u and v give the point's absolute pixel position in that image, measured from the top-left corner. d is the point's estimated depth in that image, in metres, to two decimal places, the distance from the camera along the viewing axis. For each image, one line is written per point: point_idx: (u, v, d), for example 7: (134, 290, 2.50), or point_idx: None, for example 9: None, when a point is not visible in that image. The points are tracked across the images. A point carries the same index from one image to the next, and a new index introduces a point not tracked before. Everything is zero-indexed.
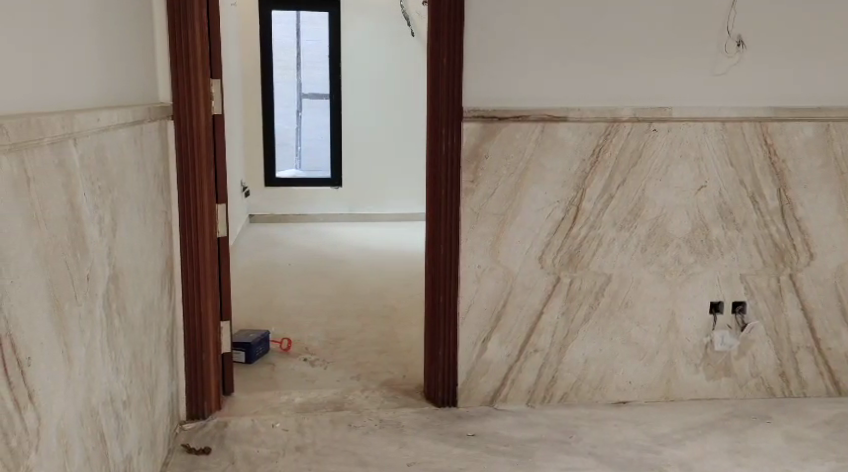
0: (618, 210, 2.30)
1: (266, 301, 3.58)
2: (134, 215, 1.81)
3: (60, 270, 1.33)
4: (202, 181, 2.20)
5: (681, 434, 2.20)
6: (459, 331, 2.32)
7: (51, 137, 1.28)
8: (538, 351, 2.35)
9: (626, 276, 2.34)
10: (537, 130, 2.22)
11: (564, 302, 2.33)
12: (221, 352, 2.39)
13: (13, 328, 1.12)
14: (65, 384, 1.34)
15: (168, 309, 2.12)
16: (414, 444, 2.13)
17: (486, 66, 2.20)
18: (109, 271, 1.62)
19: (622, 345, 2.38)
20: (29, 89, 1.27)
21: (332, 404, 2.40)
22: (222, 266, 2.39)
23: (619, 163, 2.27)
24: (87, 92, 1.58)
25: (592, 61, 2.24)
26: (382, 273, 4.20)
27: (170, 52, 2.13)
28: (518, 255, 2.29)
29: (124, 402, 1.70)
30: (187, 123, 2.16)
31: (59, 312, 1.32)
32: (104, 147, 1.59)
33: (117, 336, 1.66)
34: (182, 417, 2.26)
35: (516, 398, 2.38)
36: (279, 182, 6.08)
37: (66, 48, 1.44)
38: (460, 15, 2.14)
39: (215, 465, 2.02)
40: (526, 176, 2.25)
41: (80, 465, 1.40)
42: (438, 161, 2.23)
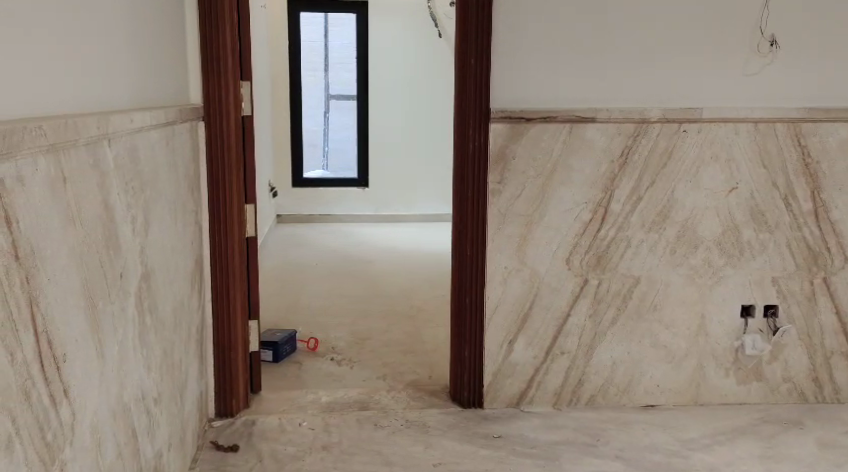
0: (646, 212, 2.28)
1: (293, 301, 3.61)
2: (166, 215, 1.84)
3: (95, 268, 1.36)
4: (232, 182, 2.23)
5: (710, 439, 2.17)
6: (485, 333, 2.31)
7: (87, 138, 1.31)
8: (565, 353, 2.34)
9: (655, 278, 2.32)
10: (565, 131, 2.21)
11: (591, 304, 2.32)
12: (249, 351, 2.42)
13: (49, 325, 1.15)
14: (99, 380, 1.37)
15: (198, 308, 2.15)
16: (440, 445, 2.13)
17: (514, 67, 2.19)
18: (142, 270, 1.64)
19: (650, 348, 2.35)
20: (64, 93, 1.30)
21: (358, 404, 2.41)
22: (250, 266, 2.41)
23: (648, 164, 2.25)
24: (120, 93, 1.61)
25: (622, 62, 2.23)
26: (408, 273, 4.22)
27: (201, 54, 2.16)
28: (544, 257, 2.28)
29: (155, 400, 1.73)
30: (216, 124, 2.18)
31: (93, 310, 1.35)
32: (137, 147, 1.62)
33: (149, 334, 1.69)
34: (211, 415, 2.30)
35: (542, 400, 2.37)
36: (306, 183, 6.13)
37: (100, 52, 1.47)
38: (488, 17, 2.14)
39: (243, 463, 2.04)
40: (553, 177, 2.24)
41: (112, 460, 1.43)
42: (464, 163, 2.23)
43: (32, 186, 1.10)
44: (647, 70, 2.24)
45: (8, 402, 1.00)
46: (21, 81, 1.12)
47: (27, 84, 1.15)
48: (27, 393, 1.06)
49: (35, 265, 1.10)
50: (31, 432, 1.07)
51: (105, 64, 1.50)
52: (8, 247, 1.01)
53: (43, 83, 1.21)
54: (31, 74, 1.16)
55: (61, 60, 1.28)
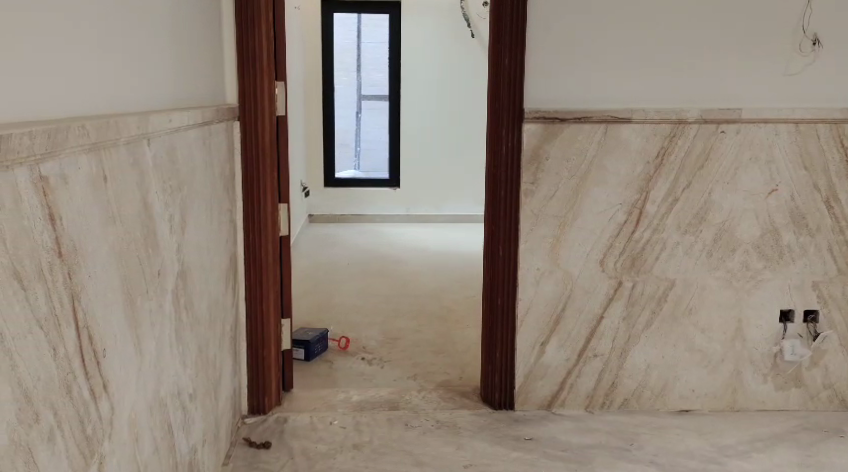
0: (683, 214, 2.24)
1: (324, 300, 3.64)
2: (202, 213, 1.86)
3: (133, 265, 1.38)
4: (265, 181, 2.25)
5: (747, 446, 2.13)
6: (516, 334, 2.30)
7: (127, 137, 1.33)
8: (598, 355, 2.32)
9: (691, 281, 2.28)
10: (600, 131, 2.19)
11: (626, 306, 2.29)
12: (282, 349, 2.44)
13: (90, 319, 1.17)
14: (136, 377, 1.39)
15: (232, 305, 2.18)
16: (471, 446, 2.13)
17: (549, 67, 2.18)
18: (178, 267, 1.67)
19: (685, 352, 2.32)
20: (107, 94, 1.33)
21: (389, 403, 2.42)
22: (284, 265, 2.43)
23: (685, 165, 2.22)
24: (160, 92, 1.63)
25: (659, 62, 2.20)
26: (438, 274, 4.22)
27: (237, 53, 2.19)
28: (578, 258, 2.26)
29: (191, 396, 1.75)
30: (252, 123, 2.21)
31: (132, 307, 1.37)
32: (175, 147, 1.64)
33: (185, 331, 1.72)
34: (244, 412, 2.32)
35: (575, 403, 2.35)
36: (338, 183, 6.18)
37: (141, 53, 1.50)
38: (522, 16, 2.13)
39: (275, 460, 2.06)
40: (588, 178, 2.22)
41: (148, 454, 1.45)
42: (497, 163, 2.22)
43: (75, 186, 1.12)
44: (685, 68, 2.20)
45: (51, 396, 1.03)
46: (66, 83, 1.15)
47: (71, 85, 1.18)
48: (69, 387, 1.09)
49: (77, 262, 1.12)
50: (72, 425, 1.09)
51: (145, 64, 1.53)
52: (53, 245, 1.04)
53: (86, 84, 1.24)
54: (75, 74, 1.19)
55: (104, 60, 1.31)
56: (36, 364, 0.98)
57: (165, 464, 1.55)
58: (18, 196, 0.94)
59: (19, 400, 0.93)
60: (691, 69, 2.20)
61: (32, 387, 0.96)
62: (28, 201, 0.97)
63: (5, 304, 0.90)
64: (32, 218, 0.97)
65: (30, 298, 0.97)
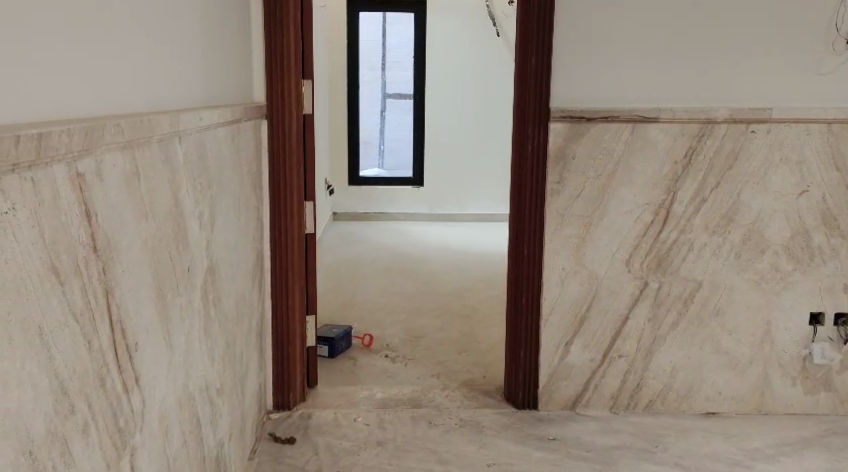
0: (710, 215, 2.22)
1: (348, 297, 3.66)
2: (230, 210, 1.88)
3: (165, 261, 1.40)
4: (292, 179, 2.27)
5: (774, 450, 2.10)
6: (540, 334, 2.29)
7: (160, 135, 1.35)
8: (623, 356, 2.30)
9: (718, 282, 2.26)
10: (627, 130, 2.18)
11: (651, 307, 2.28)
12: (306, 346, 2.46)
13: (123, 314, 1.19)
14: (166, 370, 1.41)
15: (258, 302, 2.20)
16: (494, 445, 2.13)
17: (576, 67, 2.17)
18: (207, 263, 1.69)
19: (711, 354, 2.29)
20: (141, 92, 1.35)
21: (412, 401, 2.43)
22: (309, 262, 2.45)
23: (713, 166, 2.20)
24: (191, 92, 1.65)
25: (688, 62, 2.18)
26: (462, 273, 4.22)
27: (266, 53, 2.21)
28: (604, 258, 2.25)
29: (218, 391, 1.78)
30: (279, 122, 2.23)
31: (162, 302, 1.39)
32: (206, 145, 1.67)
33: (213, 326, 1.74)
34: (269, 407, 2.35)
35: (599, 403, 2.34)
36: (361, 181, 6.19)
37: (174, 53, 1.52)
38: (549, 15, 2.12)
39: (300, 455, 2.08)
40: (614, 177, 2.21)
41: (177, 448, 1.47)
42: (523, 162, 2.22)
43: (111, 183, 1.14)
44: (714, 68, 2.18)
45: (85, 387, 1.05)
46: (103, 82, 1.18)
47: (108, 84, 1.20)
48: (102, 380, 1.11)
49: (112, 258, 1.14)
50: (105, 418, 1.11)
51: (177, 63, 1.55)
52: (88, 240, 1.06)
53: (122, 83, 1.26)
54: (111, 73, 1.21)
55: (138, 59, 1.33)
56: (71, 357, 1.00)
57: (193, 457, 1.58)
58: (56, 193, 0.96)
59: (55, 392, 0.95)
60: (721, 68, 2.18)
61: (67, 378, 0.98)
62: (65, 199, 0.98)
63: (43, 297, 0.92)
64: (68, 213, 0.99)
65: (67, 291, 0.99)
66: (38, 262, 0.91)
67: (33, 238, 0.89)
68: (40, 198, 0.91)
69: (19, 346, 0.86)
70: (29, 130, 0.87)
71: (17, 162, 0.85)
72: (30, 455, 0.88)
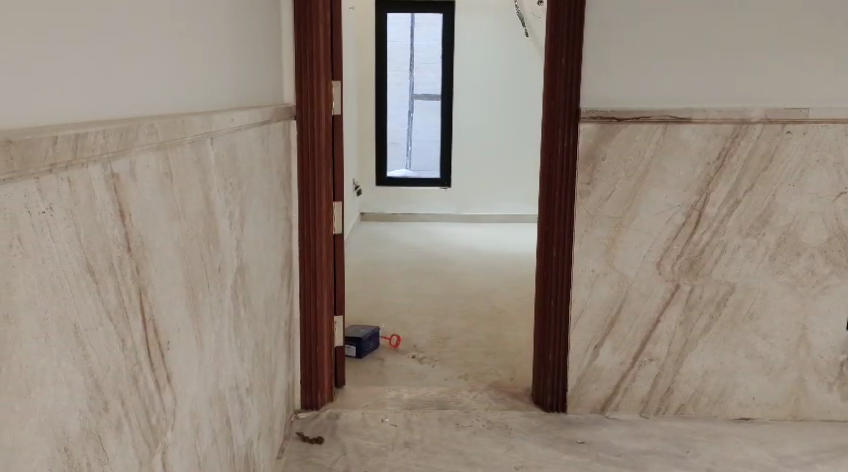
0: (744, 217, 2.18)
1: (375, 298, 3.68)
2: (260, 211, 1.90)
3: (196, 261, 1.42)
4: (321, 179, 2.28)
5: (811, 457, 2.06)
6: (569, 336, 2.28)
7: (192, 136, 1.37)
8: (653, 360, 2.27)
9: (752, 286, 2.21)
10: (659, 131, 2.15)
11: (683, 311, 2.24)
12: (334, 346, 2.47)
13: (155, 313, 1.20)
14: (197, 368, 1.43)
15: (287, 302, 2.21)
16: (522, 448, 2.11)
17: (606, 67, 2.15)
18: (237, 264, 1.70)
19: (744, 359, 2.25)
20: (175, 93, 1.37)
21: (440, 403, 2.42)
22: (337, 262, 2.46)
23: (747, 167, 2.15)
24: (222, 93, 1.67)
25: (721, 61, 2.14)
26: (488, 274, 4.21)
27: (296, 53, 2.22)
28: (634, 260, 2.23)
29: (247, 390, 1.79)
30: (308, 122, 2.24)
31: (194, 301, 1.41)
32: (236, 146, 1.68)
33: (243, 326, 1.75)
34: (297, 406, 2.36)
35: (629, 408, 2.31)
36: (388, 182, 6.21)
37: (206, 54, 1.54)
38: (579, 14, 2.10)
39: (328, 455, 2.08)
40: (645, 178, 2.18)
41: (208, 446, 1.49)
42: (552, 162, 2.20)
43: (144, 183, 1.15)
44: (729, 70, 2.15)
45: (119, 385, 1.06)
46: (138, 84, 1.19)
47: (143, 85, 1.21)
48: (135, 377, 1.12)
49: (145, 258, 1.16)
50: (138, 415, 1.13)
51: (209, 64, 1.56)
52: (122, 240, 1.07)
53: (156, 84, 1.27)
54: (146, 75, 1.22)
55: (172, 61, 1.34)
56: (105, 355, 1.01)
57: (223, 455, 1.59)
58: (92, 194, 0.97)
59: (90, 389, 0.96)
60: (742, 67, 2.14)
61: (102, 376, 1.00)
62: (101, 200, 1.00)
63: (79, 296, 0.93)
64: (103, 213, 1.01)
65: (101, 291, 1.00)
66: (74, 261, 0.92)
67: (69, 237, 0.91)
68: (77, 199, 0.93)
69: (56, 344, 0.87)
70: (66, 131, 0.89)
71: (55, 162, 0.86)
72: (65, 451, 0.89)
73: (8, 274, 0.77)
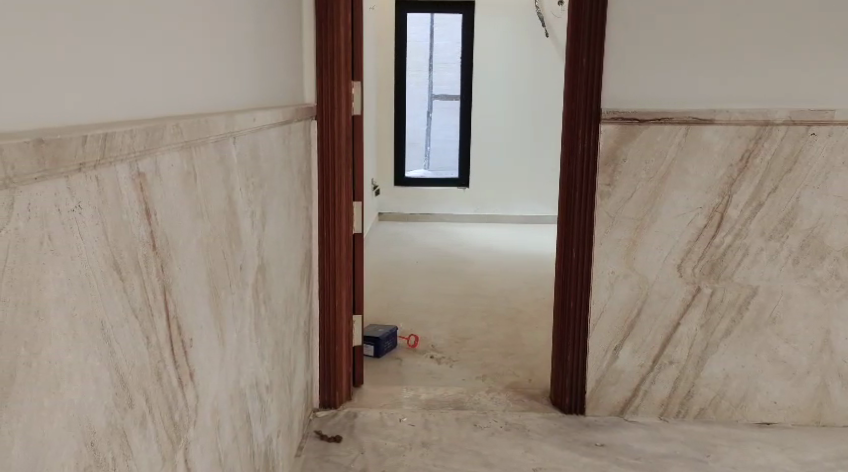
0: (767, 219, 2.16)
1: (392, 297, 3.69)
2: (280, 210, 1.91)
3: (218, 259, 1.43)
4: (340, 178, 2.29)
5: (833, 463, 2.03)
6: (588, 338, 2.27)
7: (215, 136, 1.38)
8: (673, 362, 2.26)
9: (775, 289, 2.19)
10: (680, 132, 2.13)
11: (704, 314, 2.22)
12: (353, 345, 2.48)
13: (178, 310, 1.21)
14: (219, 365, 1.44)
15: (306, 300, 2.22)
16: (541, 449, 2.11)
17: (628, 67, 2.14)
18: (258, 263, 1.71)
19: (766, 363, 2.23)
20: (200, 93, 1.38)
21: (457, 403, 2.42)
22: (356, 262, 2.47)
23: (770, 169, 2.13)
24: (245, 93, 1.68)
25: (744, 62, 2.12)
26: (505, 274, 4.20)
27: (316, 54, 2.23)
28: (655, 262, 2.21)
29: (267, 388, 1.80)
30: (329, 122, 2.25)
31: (216, 299, 1.42)
32: (258, 145, 1.69)
33: (263, 324, 1.76)
34: (315, 405, 2.37)
35: (648, 410, 2.30)
36: (405, 182, 6.22)
37: (229, 54, 1.55)
38: (601, 16, 2.09)
39: (346, 454, 2.09)
40: (667, 179, 2.17)
41: (228, 443, 1.50)
42: (572, 162, 2.19)
43: (168, 182, 1.17)
44: (728, 69, 2.13)
45: (143, 382, 1.07)
46: (165, 83, 1.20)
47: (169, 85, 1.22)
48: (159, 374, 1.13)
49: (169, 256, 1.17)
50: (161, 411, 1.14)
51: (233, 64, 1.58)
52: (148, 238, 1.08)
53: (181, 84, 1.28)
54: (172, 75, 1.24)
55: (197, 61, 1.35)
56: (130, 351, 1.02)
57: (243, 452, 1.60)
58: (119, 193, 0.98)
59: (115, 386, 0.97)
60: (741, 67, 2.13)
61: (127, 372, 1.01)
62: (127, 198, 1.01)
63: (106, 292, 0.94)
64: (130, 211, 1.02)
65: (127, 288, 1.01)
66: (102, 259, 0.93)
67: (96, 235, 0.92)
68: (104, 198, 0.94)
69: (83, 339, 0.88)
70: (95, 130, 0.90)
71: (84, 161, 0.87)
72: (91, 445, 0.90)
73: (39, 271, 0.78)
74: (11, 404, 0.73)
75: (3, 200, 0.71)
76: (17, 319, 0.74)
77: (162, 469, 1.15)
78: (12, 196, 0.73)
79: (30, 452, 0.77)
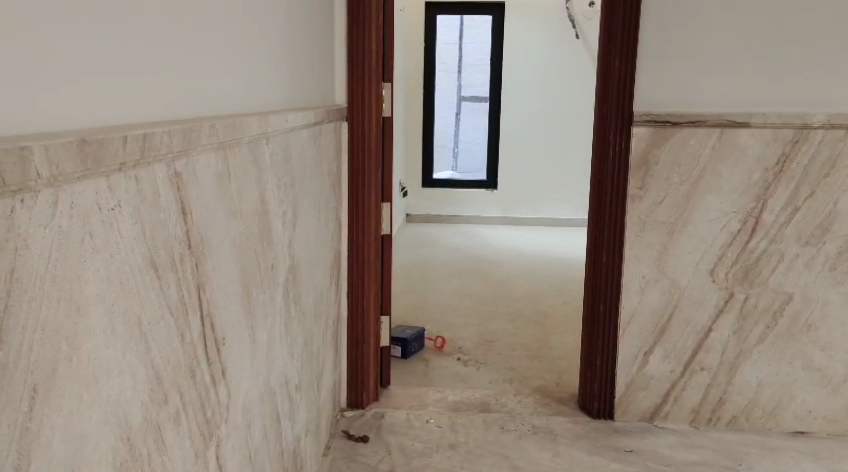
0: (803, 224, 2.12)
1: (420, 298, 3.70)
2: (311, 211, 1.92)
3: (251, 259, 1.45)
4: (370, 179, 2.30)
5: None
6: (618, 342, 2.25)
7: (249, 137, 1.39)
8: (705, 369, 2.23)
9: (810, 296, 2.15)
10: (714, 135, 2.11)
11: (736, 320, 2.19)
12: (381, 346, 2.49)
13: (212, 309, 1.23)
14: (251, 362, 1.46)
15: (335, 300, 2.24)
16: (568, 454, 2.09)
17: (661, 70, 2.12)
18: (289, 263, 1.73)
19: (801, 370, 2.19)
20: (235, 93, 1.39)
21: (485, 406, 2.42)
22: (384, 262, 2.48)
23: (807, 173, 2.09)
24: (278, 94, 1.69)
25: (780, 65, 2.09)
26: (533, 277, 4.18)
27: (348, 55, 2.24)
28: (687, 266, 2.19)
29: (296, 387, 1.82)
30: (359, 123, 2.26)
31: (248, 299, 1.43)
32: (290, 146, 1.71)
33: (293, 324, 1.78)
34: (343, 405, 2.38)
35: (678, 417, 2.27)
36: (432, 184, 6.22)
37: (264, 57, 1.57)
38: (634, 18, 2.08)
39: (373, 454, 2.09)
40: (700, 184, 2.14)
41: (259, 441, 1.51)
42: (603, 166, 2.17)
43: (204, 182, 1.18)
44: (765, 72, 2.10)
45: (178, 378, 1.09)
46: (201, 83, 1.22)
47: (205, 87, 1.24)
48: (193, 372, 1.15)
49: (204, 255, 1.19)
50: (195, 408, 1.16)
51: (267, 66, 1.59)
52: (183, 237, 1.10)
53: (217, 86, 1.30)
54: (208, 76, 1.25)
55: (232, 63, 1.37)
56: (166, 349, 1.04)
57: (273, 450, 1.62)
58: (156, 192, 1.00)
59: (151, 383, 0.99)
60: (775, 70, 2.09)
61: (163, 370, 1.03)
62: (165, 197, 1.03)
63: (143, 290, 0.96)
64: (166, 210, 1.03)
65: (164, 286, 1.03)
66: (140, 258, 0.95)
67: (135, 233, 0.93)
68: (143, 196, 0.95)
69: (121, 337, 0.90)
70: (135, 131, 0.91)
71: (124, 161, 0.89)
72: (128, 440, 0.92)
73: (79, 269, 0.79)
74: (53, 400, 0.75)
75: (48, 198, 0.73)
76: (61, 316, 0.76)
77: (195, 465, 1.16)
78: (56, 194, 0.74)
79: (70, 446, 0.78)
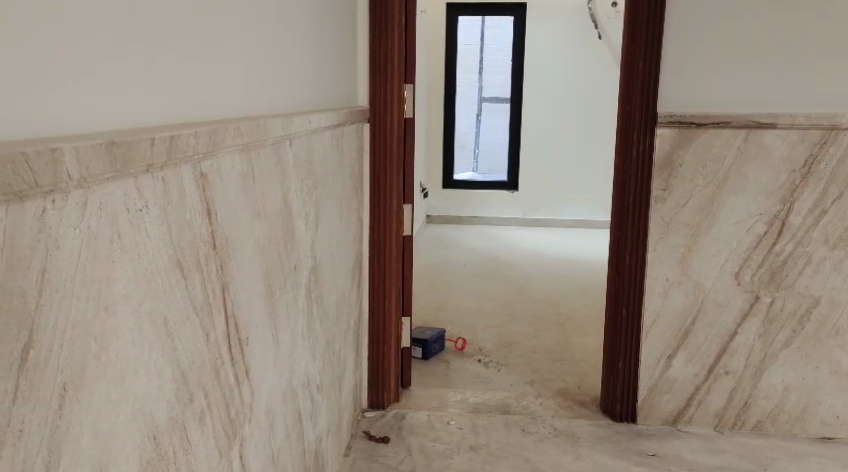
0: (831, 227, 2.09)
1: (441, 299, 3.70)
2: (333, 212, 1.93)
3: (275, 260, 1.46)
4: (392, 180, 2.30)
5: None
6: (640, 345, 2.23)
7: (273, 139, 1.40)
8: (729, 373, 2.20)
9: (838, 300, 2.12)
10: (740, 136, 2.08)
11: (762, 324, 2.16)
12: (402, 346, 2.50)
13: (237, 310, 1.24)
14: (274, 363, 1.47)
15: (357, 301, 2.24)
16: (590, 457, 2.08)
17: (686, 71, 2.10)
18: (312, 264, 1.74)
19: (828, 375, 2.15)
20: (260, 95, 1.41)
21: (506, 408, 2.41)
22: (406, 263, 2.48)
23: (836, 175, 2.06)
24: (302, 96, 1.70)
25: (808, 65, 2.05)
26: (554, 279, 4.16)
27: (370, 57, 2.25)
28: (711, 269, 2.16)
29: (318, 387, 1.83)
30: (381, 124, 2.26)
31: (272, 300, 1.45)
32: (313, 148, 1.71)
33: (315, 324, 1.79)
34: (364, 406, 2.39)
35: (702, 421, 2.25)
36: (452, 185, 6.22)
37: (288, 59, 1.58)
38: (659, 19, 2.06)
39: (394, 455, 2.10)
40: (725, 185, 2.12)
41: (281, 440, 1.52)
42: (626, 168, 2.16)
43: (229, 184, 1.19)
44: (793, 73, 2.06)
45: (203, 377, 1.10)
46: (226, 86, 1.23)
47: (230, 89, 1.25)
48: (218, 371, 1.16)
49: (229, 257, 1.20)
50: (219, 408, 1.17)
51: (290, 69, 1.60)
52: (209, 238, 1.10)
53: (242, 88, 1.31)
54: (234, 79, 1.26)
55: (257, 65, 1.38)
56: (192, 349, 1.05)
57: (295, 450, 1.63)
58: (182, 192, 1.01)
59: (177, 381, 1.00)
60: (802, 70, 2.06)
61: (188, 369, 1.04)
62: (191, 198, 1.04)
63: (169, 290, 0.97)
64: (192, 211, 1.04)
65: (189, 287, 1.04)
66: (166, 258, 0.96)
67: (162, 233, 0.94)
68: (170, 197, 0.96)
69: (148, 337, 0.91)
70: (163, 133, 0.92)
71: (152, 162, 0.89)
72: (154, 438, 0.93)
73: (108, 269, 0.80)
74: (83, 398, 0.76)
75: (78, 199, 0.74)
76: (90, 313, 0.77)
77: (220, 464, 1.17)
78: (85, 195, 0.75)
79: (98, 443, 0.79)
